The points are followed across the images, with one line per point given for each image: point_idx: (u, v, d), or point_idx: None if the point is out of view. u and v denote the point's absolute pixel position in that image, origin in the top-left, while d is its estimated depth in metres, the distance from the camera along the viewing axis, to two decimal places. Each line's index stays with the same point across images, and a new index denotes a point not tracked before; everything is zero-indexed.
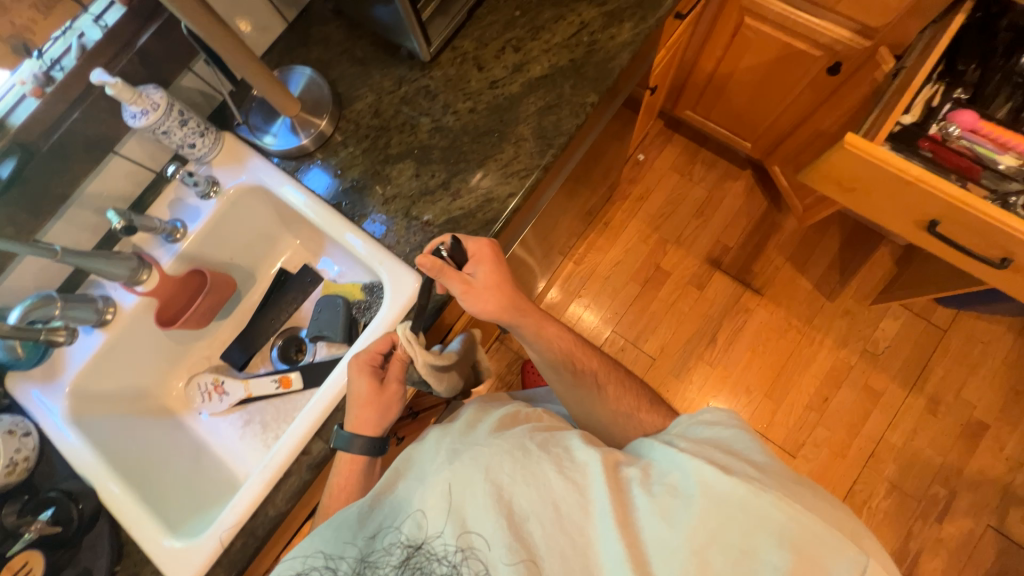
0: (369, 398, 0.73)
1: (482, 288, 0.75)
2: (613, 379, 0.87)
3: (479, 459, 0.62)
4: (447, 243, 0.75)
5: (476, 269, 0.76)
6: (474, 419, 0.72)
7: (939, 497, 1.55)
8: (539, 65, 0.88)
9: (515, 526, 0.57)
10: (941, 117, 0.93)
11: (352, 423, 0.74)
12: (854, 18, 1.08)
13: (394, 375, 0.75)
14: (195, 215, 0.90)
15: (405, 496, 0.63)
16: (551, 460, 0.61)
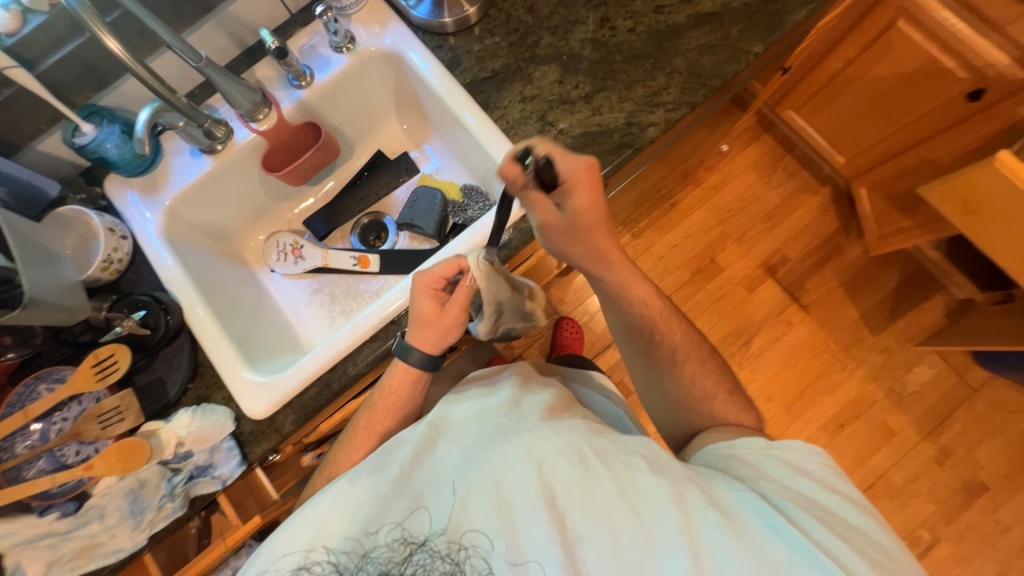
0: (431, 318, 0.72)
1: (565, 229, 0.66)
2: (693, 356, 0.79)
3: (526, 457, 0.57)
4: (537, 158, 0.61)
5: (565, 200, 0.64)
6: (524, 399, 0.68)
7: (922, 541, 1.60)
8: (710, 1, 0.84)
9: (564, 543, 0.52)
10: None
11: (412, 337, 0.73)
12: (1019, 43, 1.04)
13: (457, 300, 0.72)
14: (325, 66, 0.87)
15: (442, 474, 0.60)
16: (605, 476, 0.55)
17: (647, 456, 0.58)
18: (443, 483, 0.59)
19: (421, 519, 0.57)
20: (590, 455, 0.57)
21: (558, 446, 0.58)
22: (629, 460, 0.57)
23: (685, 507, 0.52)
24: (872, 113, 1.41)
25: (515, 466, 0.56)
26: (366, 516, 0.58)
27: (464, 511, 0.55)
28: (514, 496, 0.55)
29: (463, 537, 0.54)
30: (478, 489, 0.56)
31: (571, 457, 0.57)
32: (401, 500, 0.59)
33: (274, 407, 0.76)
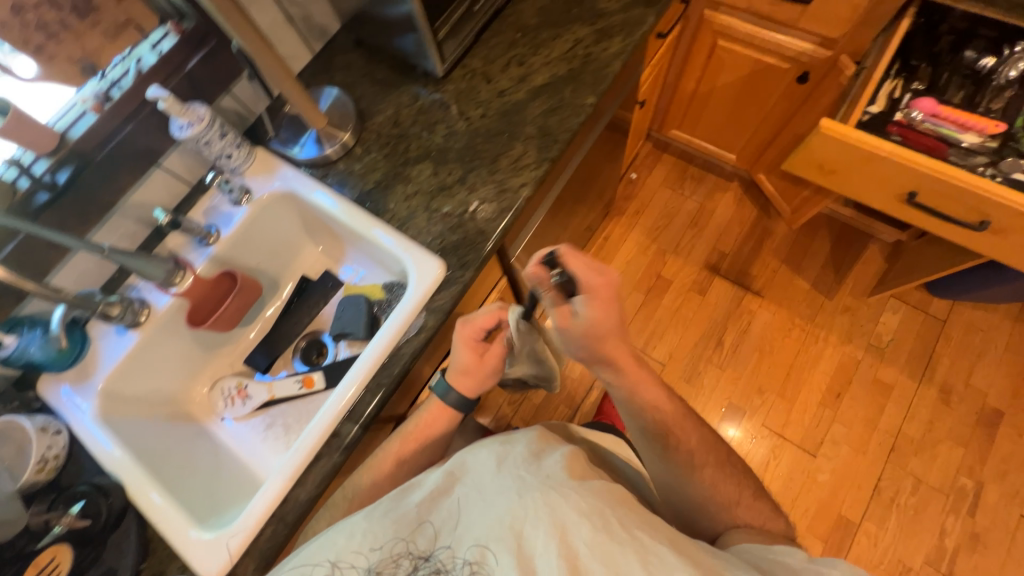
0: (469, 365, 0.84)
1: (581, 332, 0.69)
2: (713, 461, 0.79)
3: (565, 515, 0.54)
4: (563, 273, 0.67)
5: (586, 307, 0.67)
6: (545, 451, 0.64)
7: (968, 489, 1.52)
8: (541, 75, 0.98)
9: None
10: (903, 106, 1.03)
11: (453, 378, 0.85)
12: (815, 31, 1.21)
13: (495, 349, 0.84)
14: (228, 220, 0.96)
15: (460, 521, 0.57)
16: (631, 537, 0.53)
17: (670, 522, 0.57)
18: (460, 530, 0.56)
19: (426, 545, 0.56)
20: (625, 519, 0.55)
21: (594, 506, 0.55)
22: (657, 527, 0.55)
23: None
24: (737, 113, 1.58)
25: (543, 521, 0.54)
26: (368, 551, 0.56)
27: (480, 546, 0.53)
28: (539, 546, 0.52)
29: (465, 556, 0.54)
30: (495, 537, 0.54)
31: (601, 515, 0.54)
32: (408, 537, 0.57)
33: (230, 561, 0.73)
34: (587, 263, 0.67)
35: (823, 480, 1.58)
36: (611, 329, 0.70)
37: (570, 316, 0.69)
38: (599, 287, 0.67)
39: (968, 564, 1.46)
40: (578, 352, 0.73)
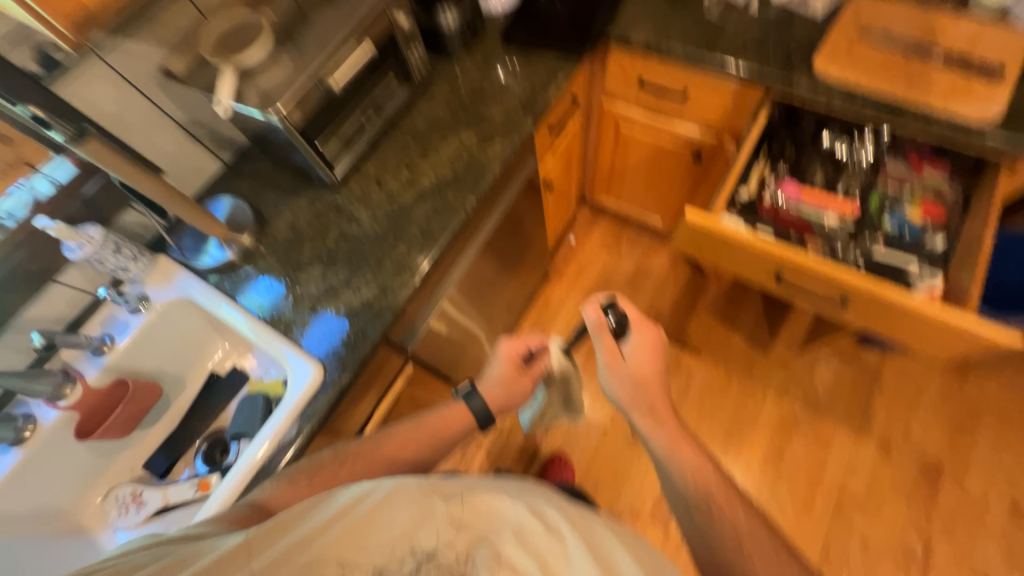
0: (508, 379, 0.97)
1: (627, 368, 0.85)
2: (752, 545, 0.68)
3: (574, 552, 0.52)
4: (614, 312, 0.85)
5: (630, 346, 0.86)
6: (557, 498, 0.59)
7: (916, 550, 1.48)
8: (428, 178, 1.06)
9: None
10: (771, 188, 1.11)
11: (484, 389, 0.96)
12: (699, 118, 1.31)
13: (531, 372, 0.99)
14: (124, 329, 0.99)
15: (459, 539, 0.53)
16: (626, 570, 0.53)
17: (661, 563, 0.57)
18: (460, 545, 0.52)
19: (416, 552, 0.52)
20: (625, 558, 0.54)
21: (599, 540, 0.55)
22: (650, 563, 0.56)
23: None
24: (651, 185, 1.68)
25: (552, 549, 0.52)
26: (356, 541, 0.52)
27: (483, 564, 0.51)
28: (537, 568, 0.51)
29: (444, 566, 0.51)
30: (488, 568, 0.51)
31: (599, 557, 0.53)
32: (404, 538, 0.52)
33: None
34: (637, 316, 0.89)
35: None
36: (648, 373, 0.84)
37: (618, 358, 0.85)
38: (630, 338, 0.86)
39: None
40: (619, 394, 0.85)
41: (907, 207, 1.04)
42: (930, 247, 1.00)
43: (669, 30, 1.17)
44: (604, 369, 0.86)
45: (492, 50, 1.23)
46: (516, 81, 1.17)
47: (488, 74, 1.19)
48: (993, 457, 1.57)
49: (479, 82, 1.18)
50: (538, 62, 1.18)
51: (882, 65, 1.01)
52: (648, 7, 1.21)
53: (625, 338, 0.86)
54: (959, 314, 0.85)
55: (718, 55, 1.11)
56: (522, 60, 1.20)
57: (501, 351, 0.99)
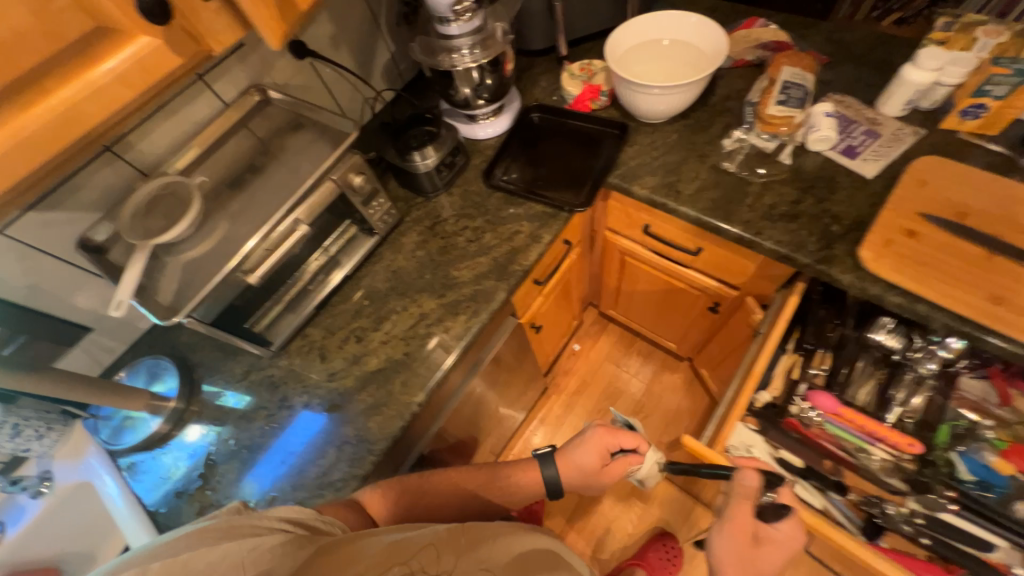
0: (593, 470, 0.90)
1: (762, 560, 0.67)
2: None
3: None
4: (775, 496, 0.73)
5: (777, 530, 0.68)
6: None
7: None
8: (375, 358, 0.90)
9: None
10: (801, 396, 0.87)
11: (561, 460, 0.92)
12: (714, 274, 1.10)
13: (617, 468, 0.92)
14: (18, 517, 0.87)
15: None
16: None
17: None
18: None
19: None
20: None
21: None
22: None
23: None
24: (663, 317, 1.46)
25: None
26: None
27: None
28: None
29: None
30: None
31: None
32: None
33: None
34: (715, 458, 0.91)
35: None
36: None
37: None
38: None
39: None
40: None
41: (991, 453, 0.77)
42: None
43: (679, 185, 0.97)
44: (719, 534, 0.70)
45: (472, 191, 1.07)
46: (492, 237, 1.00)
47: (463, 225, 1.03)
48: None
49: (453, 233, 1.02)
50: (522, 212, 1.02)
51: (958, 269, 0.76)
52: (655, 155, 1.02)
53: (773, 521, 0.69)
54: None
55: (738, 226, 0.90)
56: (504, 210, 1.03)
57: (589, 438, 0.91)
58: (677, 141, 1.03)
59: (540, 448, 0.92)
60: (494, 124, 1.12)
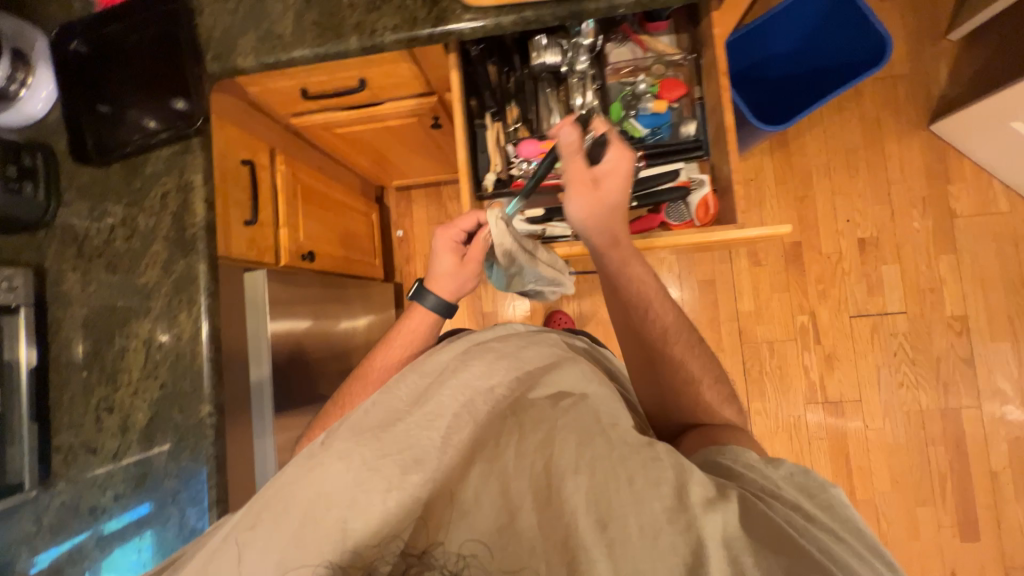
0: (454, 268, 0.91)
1: (603, 196, 0.73)
2: None
3: (641, 449, 0.55)
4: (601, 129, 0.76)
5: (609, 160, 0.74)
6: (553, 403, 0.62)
7: (807, 324, 1.67)
8: (140, 411, 0.81)
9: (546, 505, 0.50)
10: (513, 156, 0.92)
11: (431, 281, 0.92)
12: (401, 93, 1.03)
13: (472, 253, 0.89)
14: None
15: (553, 423, 0.57)
16: (722, 538, 0.47)
17: (789, 526, 0.49)
18: (546, 431, 0.56)
19: (467, 497, 0.51)
20: (719, 553, 0.47)
21: (681, 464, 0.53)
22: (780, 499, 0.54)
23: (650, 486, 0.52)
24: (424, 157, 1.40)
25: (611, 478, 0.51)
26: (434, 422, 0.56)
27: (494, 531, 0.49)
28: (576, 508, 0.49)
29: (464, 553, 0.48)
30: (527, 545, 0.48)
31: (675, 485, 0.51)
32: (496, 398, 0.61)
33: None
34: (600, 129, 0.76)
35: None
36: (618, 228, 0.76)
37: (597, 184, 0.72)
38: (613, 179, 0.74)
39: (833, 382, 1.66)
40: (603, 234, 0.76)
41: (650, 101, 0.89)
42: (686, 137, 0.89)
43: (276, 28, 0.82)
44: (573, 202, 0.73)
45: (90, 184, 0.85)
46: (148, 215, 0.84)
47: (110, 225, 0.84)
48: (832, 205, 1.68)
49: (108, 241, 0.84)
50: (153, 169, 0.84)
51: None
52: (232, 6, 0.84)
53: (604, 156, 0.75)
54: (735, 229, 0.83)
55: (352, 35, 0.80)
56: (135, 179, 0.85)
57: (438, 246, 0.91)
58: None
59: (408, 288, 0.91)
60: (40, 83, 0.83)
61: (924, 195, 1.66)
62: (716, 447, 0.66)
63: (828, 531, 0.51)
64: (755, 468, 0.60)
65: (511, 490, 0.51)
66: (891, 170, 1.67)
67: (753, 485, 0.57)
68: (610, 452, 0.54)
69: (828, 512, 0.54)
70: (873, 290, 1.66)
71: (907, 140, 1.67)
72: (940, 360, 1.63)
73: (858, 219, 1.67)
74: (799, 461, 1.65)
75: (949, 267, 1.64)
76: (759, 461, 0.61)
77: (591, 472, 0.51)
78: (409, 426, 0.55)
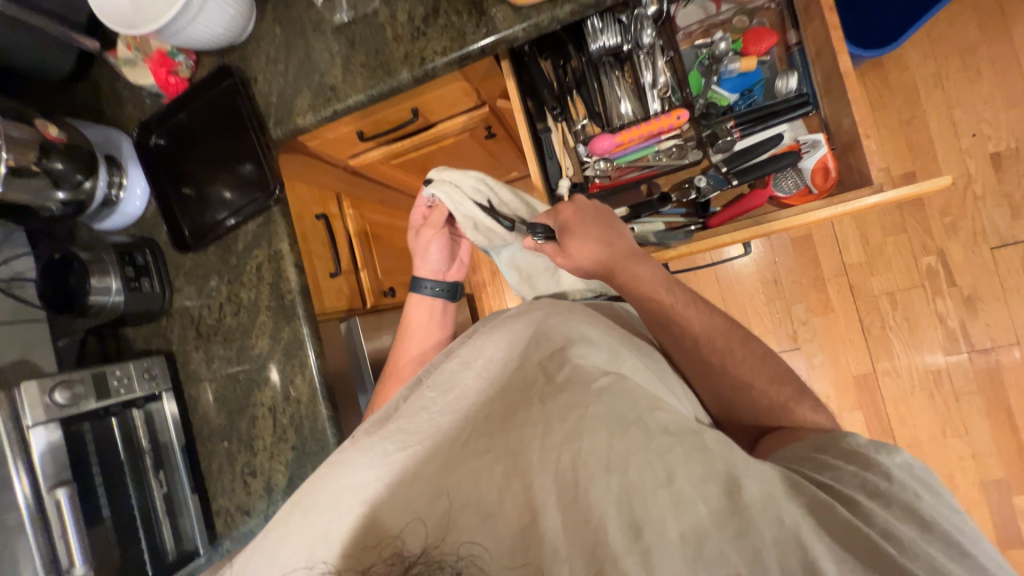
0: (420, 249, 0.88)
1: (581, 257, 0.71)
2: None
3: (690, 437, 0.42)
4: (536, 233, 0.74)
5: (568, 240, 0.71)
6: (571, 367, 0.50)
7: (935, 266, 1.43)
8: (279, 471, 0.86)
9: (577, 497, 0.40)
10: (587, 156, 0.84)
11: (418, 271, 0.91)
12: (453, 112, 0.98)
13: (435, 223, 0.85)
14: None
15: (582, 409, 0.44)
16: (791, 541, 0.37)
17: (888, 542, 0.39)
18: (576, 420, 0.44)
19: (484, 492, 0.42)
20: (792, 561, 0.37)
21: (736, 455, 0.42)
22: (896, 509, 0.42)
23: (701, 467, 0.41)
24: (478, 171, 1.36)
25: (648, 475, 0.40)
26: (446, 398, 0.52)
27: (512, 529, 0.40)
28: (605, 512, 0.39)
29: (464, 553, 0.40)
30: (546, 547, 0.39)
31: (727, 478, 0.40)
32: (515, 374, 0.52)
33: None
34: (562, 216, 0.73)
35: (822, 359, 1.52)
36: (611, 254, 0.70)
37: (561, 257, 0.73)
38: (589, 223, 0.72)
39: (978, 328, 1.41)
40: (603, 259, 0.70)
41: (736, 60, 0.77)
42: (787, 92, 0.77)
43: (328, 79, 0.81)
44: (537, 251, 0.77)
45: (192, 268, 0.91)
46: (249, 288, 0.88)
47: (218, 303, 0.90)
48: (950, 121, 1.38)
49: (219, 319, 0.90)
50: (247, 244, 0.88)
51: None
52: (282, 67, 0.83)
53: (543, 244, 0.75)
54: (872, 192, 0.71)
55: (402, 68, 0.76)
56: (231, 257, 0.89)
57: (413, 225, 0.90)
58: (284, 32, 0.83)
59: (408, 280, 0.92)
60: (133, 182, 0.88)
61: None
62: (803, 442, 0.52)
63: (952, 545, 0.40)
64: (865, 461, 0.46)
65: (529, 487, 0.41)
66: None
67: (852, 482, 0.44)
68: (651, 446, 0.41)
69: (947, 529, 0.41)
70: (1018, 212, 1.36)
71: None
72: None
73: (987, 130, 1.36)
74: (945, 419, 1.45)
75: None
76: (867, 445, 0.48)
77: (626, 468, 0.40)
78: (430, 413, 0.51)
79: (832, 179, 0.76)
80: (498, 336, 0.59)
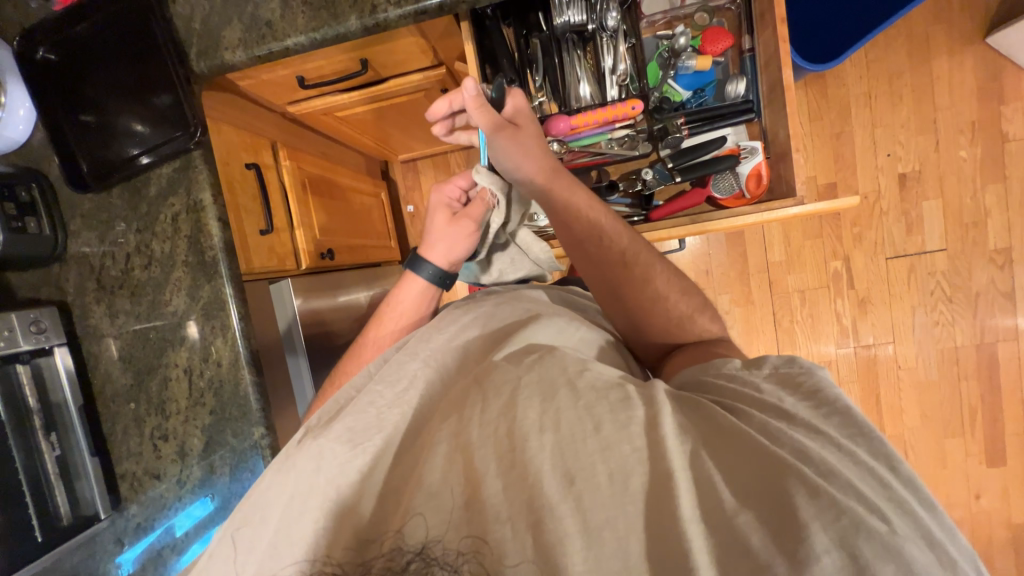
0: (442, 224, 0.79)
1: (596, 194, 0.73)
2: None
3: (613, 391, 0.43)
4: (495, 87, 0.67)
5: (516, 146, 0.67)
6: (513, 351, 0.52)
7: (840, 270, 1.60)
8: (195, 436, 0.82)
9: (521, 456, 0.38)
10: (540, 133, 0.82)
11: (424, 250, 0.79)
12: (406, 68, 0.92)
13: (470, 209, 0.78)
14: None
15: (515, 379, 0.45)
16: (692, 464, 0.38)
17: (805, 463, 0.36)
18: (510, 392, 0.43)
19: (433, 477, 0.38)
20: (700, 488, 0.36)
21: (655, 399, 0.43)
22: (789, 424, 0.40)
23: (620, 413, 0.41)
24: (430, 132, 1.29)
25: (577, 427, 0.39)
26: (403, 392, 0.49)
27: (461, 502, 0.37)
28: (542, 469, 0.37)
29: (462, 550, 0.35)
30: (493, 515, 0.35)
31: (647, 421, 0.40)
32: (469, 367, 0.52)
33: None
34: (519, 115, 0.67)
35: (738, 345, 1.68)
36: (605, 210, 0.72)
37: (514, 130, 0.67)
38: (527, 127, 0.68)
39: (866, 326, 1.62)
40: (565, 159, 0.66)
41: (692, 57, 0.79)
42: (734, 97, 0.81)
43: (263, 11, 0.72)
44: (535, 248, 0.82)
45: (92, 211, 0.81)
46: (162, 240, 0.80)
47: (123, 252, 0.81)
48: (871, 140, 1.51)
49: (125, 270, 0.81)
50: (163, 189, 0.79)
51: None
52: None
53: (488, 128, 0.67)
54: (794, 204, 0.78)
55: (350, 13, 0.70)
56: (141, 202, 0.80)
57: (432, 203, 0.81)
58: None
59: (404, 261, 0.80)
60: (14, 101, 0.74)
61: (976, 117, 1.47)
62: (699, 368, 0.55)
63: (870, 472, 0.36)
64: (754, 387, 0.46)
65: (473, 453, 0.39)
66: (939, 93, 1.47)
67: (734, 396, 0.45)
68: (579, 404, 0.41)
69: (854, 440, 0.38)
70: (911, 229, 1.54)
71: (960, 56, 1.44)
72: (980, 296, 1.55)
73: (899, 152, 1.51)
74: None
75: (998, 197, 1.50)
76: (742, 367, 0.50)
77: (559, 426, 0.39)
78: (378, 409, 0.47)
79: (764, 187, 0.81)
80: (455, 328, 0.60)
